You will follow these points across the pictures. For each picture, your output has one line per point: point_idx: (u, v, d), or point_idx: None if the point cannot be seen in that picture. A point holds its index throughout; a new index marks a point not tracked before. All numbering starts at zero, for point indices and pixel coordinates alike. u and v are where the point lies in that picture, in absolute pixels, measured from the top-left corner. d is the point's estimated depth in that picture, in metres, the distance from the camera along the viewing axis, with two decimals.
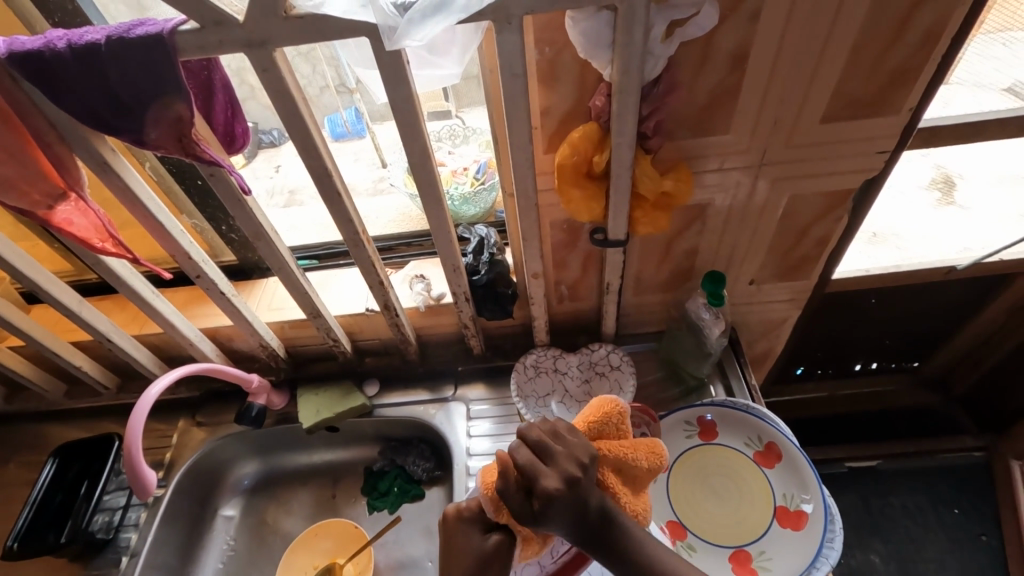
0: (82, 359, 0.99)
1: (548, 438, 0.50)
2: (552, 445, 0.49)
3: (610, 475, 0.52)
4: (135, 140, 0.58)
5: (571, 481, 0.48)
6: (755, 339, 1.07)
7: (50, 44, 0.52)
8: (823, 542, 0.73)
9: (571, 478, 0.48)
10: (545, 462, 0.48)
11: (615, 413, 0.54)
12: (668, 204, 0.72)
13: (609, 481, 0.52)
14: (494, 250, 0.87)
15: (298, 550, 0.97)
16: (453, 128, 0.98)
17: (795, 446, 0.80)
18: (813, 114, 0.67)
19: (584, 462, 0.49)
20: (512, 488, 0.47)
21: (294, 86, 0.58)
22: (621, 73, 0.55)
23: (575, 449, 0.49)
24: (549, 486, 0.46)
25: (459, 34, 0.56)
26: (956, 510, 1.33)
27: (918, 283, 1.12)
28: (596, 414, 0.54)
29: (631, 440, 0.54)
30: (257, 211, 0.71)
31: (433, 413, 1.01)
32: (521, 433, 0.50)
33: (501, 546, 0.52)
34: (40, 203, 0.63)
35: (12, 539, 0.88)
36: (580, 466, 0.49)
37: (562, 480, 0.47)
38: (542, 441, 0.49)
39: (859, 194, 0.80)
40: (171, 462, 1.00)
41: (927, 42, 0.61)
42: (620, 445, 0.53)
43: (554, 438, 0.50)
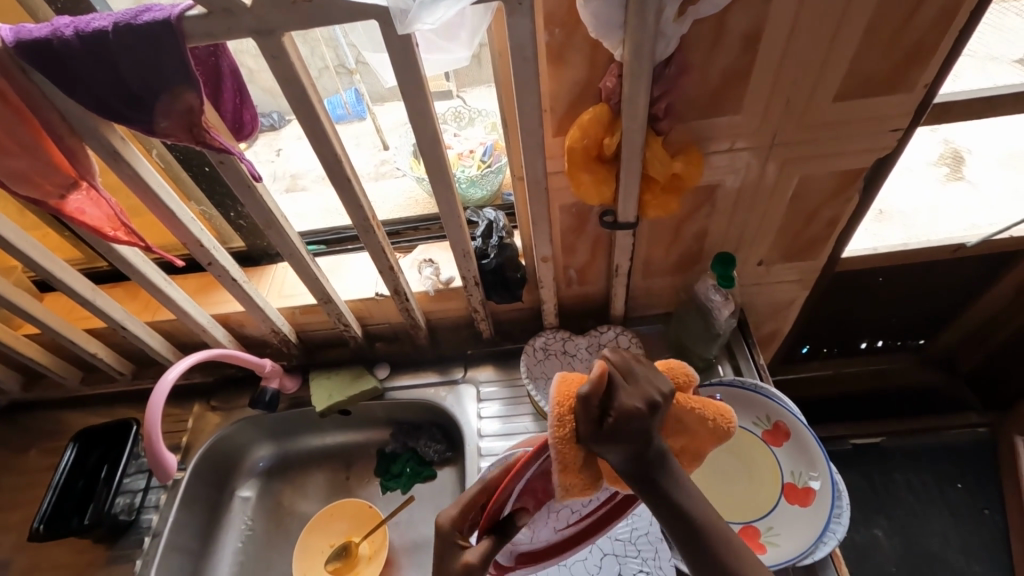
0: (97, 347, 1.00)
1: (631, 360, 0.50)
2: (636, 368, 0.49)
3: (671, 425, 0.52)
4: (144, 128, 0.57)
5: (652, 404, 0.47)
6: (763, 319, 1.07)
7: (57, 32, 0.52)
8: (831, 518, 0.74)
9: (648, 407, 0.47)
10: (628, 382, 0.48)
11: (682, 374, 0.53)
12: (678, 186, 0.71)
13: (668, 428, 0.51)
14: (503, 234, 0.88)
15: (314, 529, 0.99)
16: (458, 109, 0.97)
17: (803, 424, 0.81)
18: (827, 93, 0.66)
19: (662, 391, 0.49)
20: (593, 399, 0.46)
21: (303, 71, 0.58)
22: (633, 55, 0.55)
23: (653, 378, 0.49)
24: (628, 405, 0.46)
25: (468, 17, 0.55)
26: (960, 485, 1.35)
27: (929, 261, 1.11)
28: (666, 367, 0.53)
29: (699, 397, 0.52)
30: (268, 199, 0.71)
31: (444, 396, 1.02)
32: (605, 354, 0.50)
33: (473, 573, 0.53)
34: (51, 193, 0.63)
35: (37, 521, 0.90)
36: (659, 394, 0.48)
37: (643, 401, 0.47)
38: (626, 361, 0.49)
39: (871, 173, 0.79)
40: (188, 445, 1.03)
41: (945, 16, 0.60)
42: (689, 400, 0.52)
43: (636, 362, 0.50)
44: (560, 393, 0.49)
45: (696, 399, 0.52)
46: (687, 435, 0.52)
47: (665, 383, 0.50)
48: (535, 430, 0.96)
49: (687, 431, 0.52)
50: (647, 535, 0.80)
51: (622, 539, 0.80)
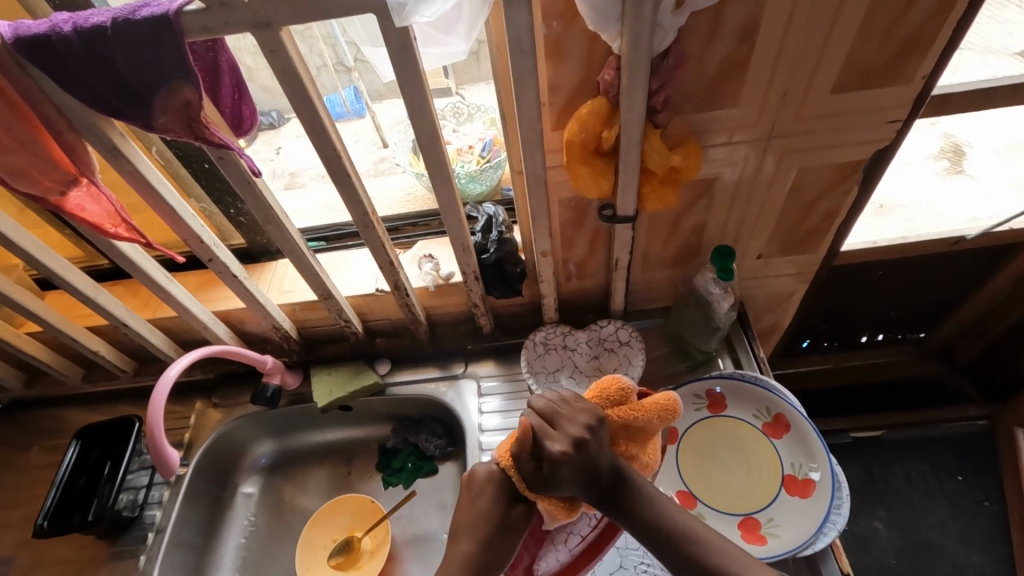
0: (99, 345, 1.00)
1: (555, 405, 0.54)
2: (561, 412, 0.54)
3: (620, 437, 0.57)
4: (143, 124, 0.57)
5: (578, 442, 0.52)
6: (762, 313, 1.08)
7: (56, 28, 0.52)
8: (830, 509, 0.75)
9: (578, 442, 0.52)
10: (553, 427, 0.53)
11: (617, 388, 0.57)
12: (676, 178, 0.71)
13: (619, 441, 0.57)
14: (502, 229, 0.88)
15: (316, 524, 1.00)
16: (456, 105, 0.97)
17: (803, 416, 0.81)
18: (824, 84, 0.66)
19: (587, 425, 0.53)
20: (522, 454, 0.51)
21: (302, 67, 0.58)
22: (630, 47, 0.55)
23: (577, 414, 0.54)
24: (554, 451, 0.50)
25: (465, 10, 0.55)
26: (959, 477, 1.35)
27: (928, 254, 1.11)
28: (603, 387, 0.57)
29: (638, 402, 0.56)
30: (267, 195, 0.71)
31: (444, 391, 1.02)
32: (532, 404, 0.55)
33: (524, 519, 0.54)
34: (51, 189, 0.64)
35: (41, 517, 0.91)
36: (585, 430, 0.52)
37: (568, 442, 0.51)
38: (549, 409, 0.54)
39: (869, 165, 0.79)
40: (190, 442, 1.03)
41: (942, 7, 0.59)
42: (629, 410, 0.56)
43: (560, 405, 0.54)
44: (501, 455, 0.56)
45: (636, 407, 0.56)
46: (636, 435, 0.57)
47: (595, 411, 0.54)
48: None
49: (637, 432, 0.57)
50: None
51: (623, 532, 0.81)
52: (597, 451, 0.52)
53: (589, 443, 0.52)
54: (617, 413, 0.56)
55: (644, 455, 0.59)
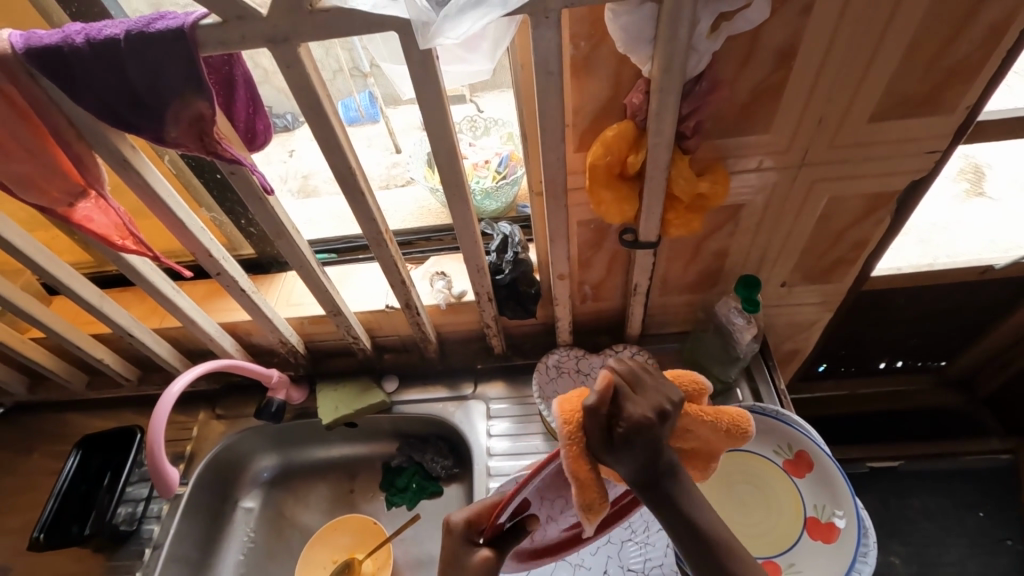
0: (104, 352, 0.99)
1: (638, 369, 0.49)
2: (643, 377, 0.48)
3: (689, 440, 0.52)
4: (155, 137, 0.56)
5: (662, 413, 0.46)
6: (783, 340, 1.04)
7: (68, 39, 0.50)
8: (856, 556, 0.71)
9: (658, 414, 0.46)
10: (637, 390, 0.47)
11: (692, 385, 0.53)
12: (702, 205, 0.68)
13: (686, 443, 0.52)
14: (518, 249, 0.85)
15: (318, 542, 0.97)
16: (472, 118, 0.94)
17: (827, 455, 0.77)
18: (863, 112, 0.63)
19: (674, 399, 0.48)
20: (601, 407, 0.45)
21: (318, 81, 0.56)
22: (663, 70, 0.52)
23: (663, 387, 0.48)
24: (636, 413, 0.45)
25: (490, 28, 0.52)
26: (981, 514, 1.30)
27: (954, 282, 1.07)
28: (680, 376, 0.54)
29: (713, 407, 0.52)
30: (279, 210, 0.69)
31: (452, 412, 1.00)
32: (611, 365, 0.49)
33: None
34: (59, 200, 0.62)
35: (37, 529, 0.89)
36: (670, 403, 0.47)
37: (653, 411, 0.46)
38: (632, 371, 0.49)
39: (904, 195, 0.75)
40: (192, 455, 1.01)
41: (993, 37, 0.57)
42: (701, 411, 0.52)
43: (644, 370, 0.49)
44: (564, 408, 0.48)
45: (709, 412, 0.52)
46: (697, 443, 0.52)
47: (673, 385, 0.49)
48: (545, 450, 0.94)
49: (699, 440, 0.52)
50: (660, 566, 0.77)
51: (633, 569, 0.77)
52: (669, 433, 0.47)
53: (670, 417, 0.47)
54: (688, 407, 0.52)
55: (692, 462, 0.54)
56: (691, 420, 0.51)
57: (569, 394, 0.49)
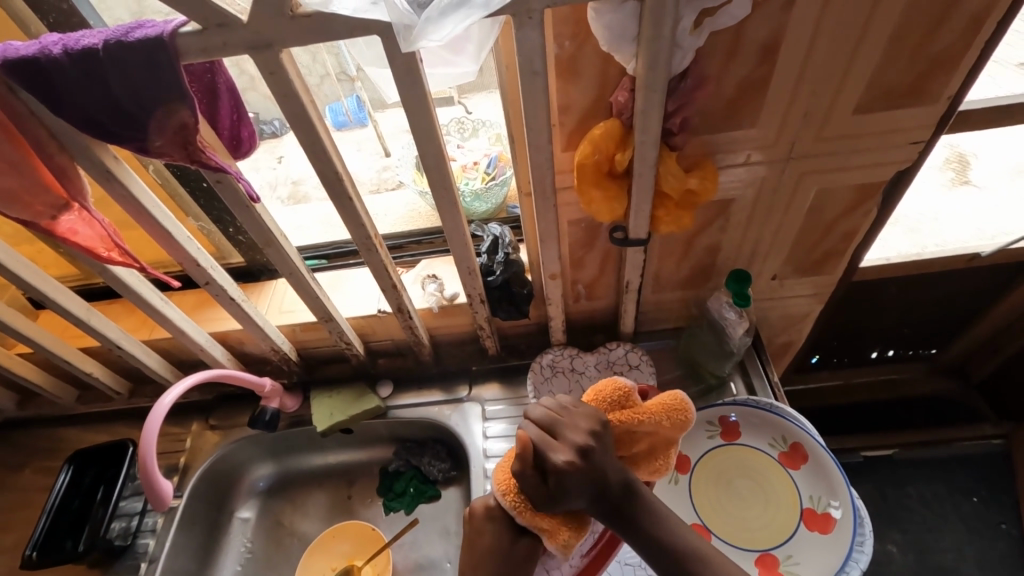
0: (93, 366, 0.98)
1: (553, 414, 0.53)
2: (561, 420, 0.52)
3: (633, 443, 0.56)
4: (138, 148, 0.55)
5: (584, 451, 0.50)
6: (775, 333, 1.05)
7: (45, 50, 0.49)
8: (853, 546, 0.72)
9: (583, 450, 0.50)
10: (555, 438, 0.51)
11: (618, 392, 0.56)
12: (691, 201, 0.68)
13: (632, 446, 0.56)
14: (509, 250, 0.85)
15: (316, 551, 0.96)
16: (460, 119, 0.95)
17: (821, 446, 0.78)
18: (848, 104, 0.63)
19: (593, 430, 0.52)
20: (526, 470, 0.49)
21: (302, 87, 0.55)
22: (648, 68, 0.52)
23: (579, 422, 0.52)
24: (559, 462, 0.49)
25: (474, 30, 0.52)
26: (976, 499, 1.32)
27: (943, 270, 1.08)
28: (604, 391, 0.57)
29: (643, 406, 0.56)
30: (266, 217, 0.68)
31: (448, 415, 0.99)
32: (528, 416, 0.53)
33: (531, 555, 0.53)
34: (41, 213, 0.61)
35: (30, 548, 0.88)
36: (589, 437, 0.51)
37: (574, 452, 0.50)
38: (547, 418, 0.52)
39: (890, 186, 0.76)
40: (186, 466, 1.00)
41: (971, 27, 0.57)
42: (634, 414, 0.55)
43: (559, 414, 0.53)
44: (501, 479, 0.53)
45: (641, 411, 0.55)
46: (648, 439, 0.56)
47: (596, 414, 0.53)
48: None
49: (647, 437, 0.56)
50: None
51: (632, 564, 0.77)
52: (603, 460, 0.51)
53: (594, 449, 0.50)
54: (620, 416, 0.55)
55: (649, 462, 0.57)
56: (632, 423, 0.55)
57: (506, 462, 0.55)
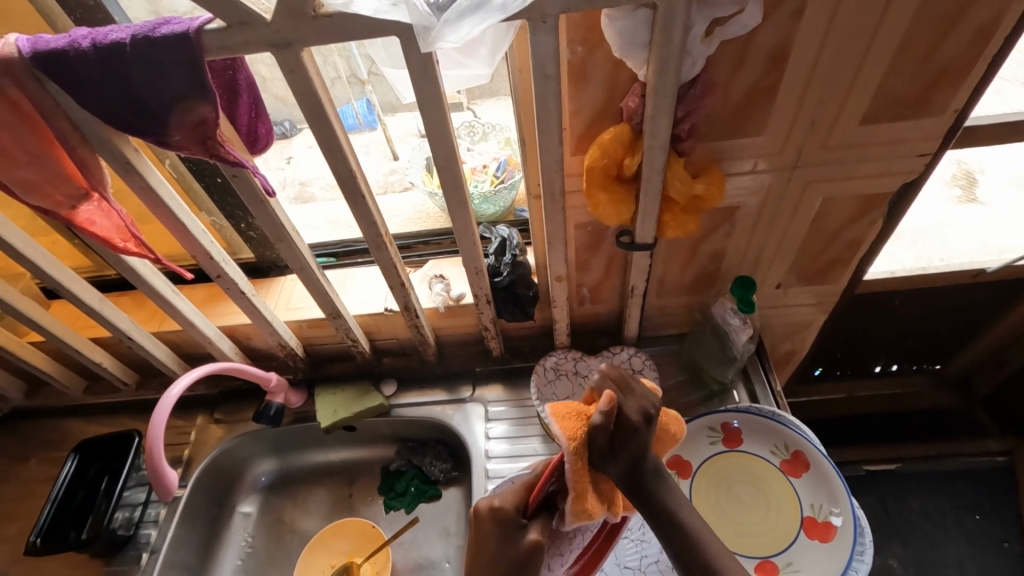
0: (103, 357, 0.99)
1: (626, 377, 0.56)
2: (630, 385, 0.56)
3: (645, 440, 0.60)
4: (158, 141, 0.57)
5: (647, 418, 0.54)
6: (779, 342, 1.05)
7: (74, 43, 0.51)
8: (853, 555, 0.72)
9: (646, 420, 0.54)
10: (627, 398, 0.54)
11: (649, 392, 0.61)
12: (698, 207, 0.69)
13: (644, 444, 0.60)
14: (516, 252, 0.86)
15: (316, 547, 0.97)
16: (471, 124, 0.96)
17: (823, 455, 0.79)
18: (855, 114, 0.64)
19: (655, 405, 0.56)
20: (608, 420, 0.50)
21: (320, 86, 0.57)
22: (658, 74, 0.53)
23: (647, 394, 0.56)
24: (633, 418, 0.53)
25: (489, 34, 0.54)
26: (978, 516, 1.31)
27: (948, 284, 1.08)
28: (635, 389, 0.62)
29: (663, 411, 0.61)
30: (279, 213, 0.70)
31: (451, 414, 1.00)
32: (604, 369, 0.56)
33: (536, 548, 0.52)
34: (61, 203, 0.62)
35: (34, 534, 0.89)
36: (653, 409, 0.55)
37: (640, 414, 0.54)
38: (623, 378, 0.56)
39: (895, 198, 0.77)
40: (190, 459, 1.01)
41: (978, 41, 0.58)
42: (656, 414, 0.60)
43: (631, 378, 0.57)
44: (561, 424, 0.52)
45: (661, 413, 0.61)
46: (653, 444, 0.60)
47: (653, 394, 0.58)
48: (543, 452, 0.94)
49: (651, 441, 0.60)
50: (657, 563, 0.77)
51: (631, 567, 0.77)
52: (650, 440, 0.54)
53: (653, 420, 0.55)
54: None
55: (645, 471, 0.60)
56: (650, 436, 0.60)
57: (563, 409, 0.53)
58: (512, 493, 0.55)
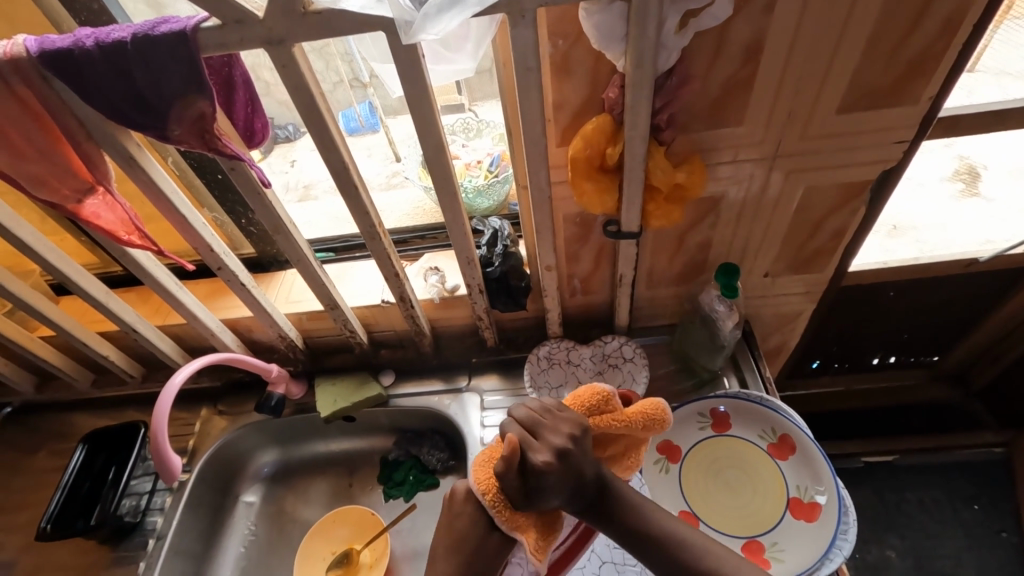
0: (109, 350, 1.02)
1: (537, 415, 0.57)
2: (542, 421, 0.56)
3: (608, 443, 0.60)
4: (158, 135, 0.59)
5: (562, 452, 0.54)
6: (769, 332, 1.07)
7: (79, 42, 0.54)
8: (836, 533, 0.73)
9: (561, 452, 0.54)
10: (536, 438, 0.55)
11: (599, 397, 0.59)
12: (681, 196, 0.71)
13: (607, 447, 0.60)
14: (507, 243, 0.88)
15: (316, 535, 0.99)
16: (467, 121, 0.97)
17: (810, 439, 0.80)
18: (831, 104, 0.66)
19: (573, 434, 0.55)
20: (509, 473, 0.51)
21: (312, 81, 0.59)
22: (635, 66, 0.56)
23: (561, 424, 0.56)
24: (538, 462, 0.52)
25: (472, 29, 0.56)
26: (975, 507, 1.32)
27: (940, 275, 1.09)
28: (586, 395, 0.59)
29: (624, 413, 0.59)
30: (276, 206, 0.72)
31: (447, 404, 1.02)
32: (514, 420, 0.57)
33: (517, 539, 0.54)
34: (68, 197, 0.65)
35: (45, 521, 0.92)
36: (569, 439, 0.55)
37: (552, 453, 0.54)
38: (531, 419, 0.56)
39: (877, 187, 0.79)
40: (195, 449, 1.03)
41: (947, 30, 0.60)
42: (612, 419, 0.58)
43: (543, 415, 0.57)
44: (483, 478, 0.54)
45: (620, 418, 0.59)
46: (622, 441, 0.61)
47: (578, 420, 0.57)
48: None
49: (620, 440, 0.60)
50: None
51: (621, 547, 0.80)
52: (581, 458, 0.55)
53: (571, 452, 0.54)
54: (599, 420, 0.58)
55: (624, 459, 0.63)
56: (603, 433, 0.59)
57: (481, 462, 0.56)
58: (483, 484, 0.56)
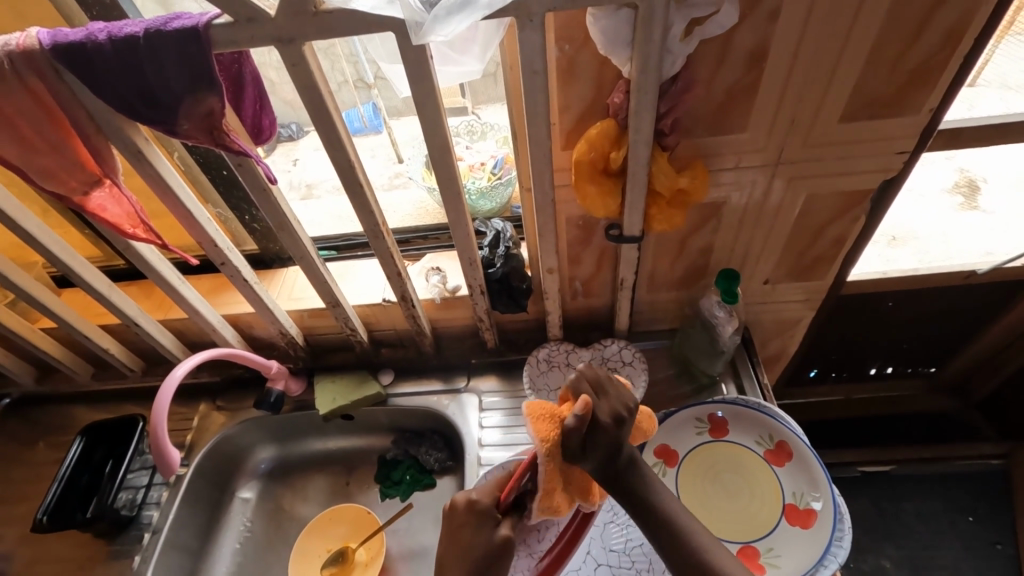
0: (110, 343, 1.02)
1: (603, 378, 0.59)
2: (606, 386, 0.58)
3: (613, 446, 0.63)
4: (167, 130, 0.60)
5: (619, 418, 0.57)
6: (768, 339, 1.07)
7: (91, 36, 0.54)
8: (832, 540, 0.73)
9: (617, 418, 0.57)
10: (600, 397, 0.57)
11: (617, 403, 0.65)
12: (683, 201, 0.72)
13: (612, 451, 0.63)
14: (509, 244, 0.89)
15: (312, 533, 0.99)
16: (471, 124, 0.98)
17: (807, 445, 0.81)
18: (833, 113, 0.67)
19: (629, 406, 0.58)
20: (581, 428, 0.52)
21: (321, 80, 0.60)
22: (640, 71, 0.56)
23: (622, 394, 0.59)
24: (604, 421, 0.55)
25: (480, 31, 0.57)
26: (972, 518, 1.32)
27: (939, 286, 1.10)
28: None
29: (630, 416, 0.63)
30: (282, 202, 0.73)
31: (446, 404, 1.02)
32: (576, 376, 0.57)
33: (508, 541, 0.53)
34: (75, 189, 0.66)
35: (41, 512, 0.91)
36: (625, 409, 0.58)
37: (611, 416, 0.56)
38: (598, 379, 0.58)
39: (878, 195, 0.79)
40: (192, 444, 1.04)
41: (949, 42, 0.61)
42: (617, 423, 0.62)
43: (607, 381, 0.59)
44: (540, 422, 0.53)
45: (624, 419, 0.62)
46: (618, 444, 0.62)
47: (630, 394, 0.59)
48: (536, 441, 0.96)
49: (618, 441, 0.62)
50: (642, 546, 0.79)
51: (616, 550, 0.80)
52: (627, 431, 0.57)
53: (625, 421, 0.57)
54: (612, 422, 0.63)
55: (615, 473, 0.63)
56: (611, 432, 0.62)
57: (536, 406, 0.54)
58: (488, 489, 0.58)
